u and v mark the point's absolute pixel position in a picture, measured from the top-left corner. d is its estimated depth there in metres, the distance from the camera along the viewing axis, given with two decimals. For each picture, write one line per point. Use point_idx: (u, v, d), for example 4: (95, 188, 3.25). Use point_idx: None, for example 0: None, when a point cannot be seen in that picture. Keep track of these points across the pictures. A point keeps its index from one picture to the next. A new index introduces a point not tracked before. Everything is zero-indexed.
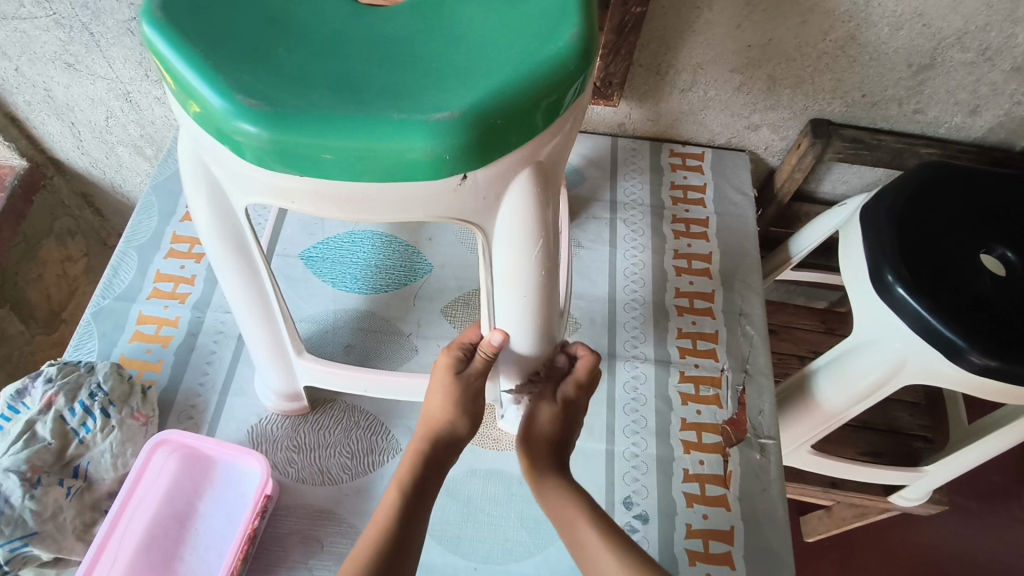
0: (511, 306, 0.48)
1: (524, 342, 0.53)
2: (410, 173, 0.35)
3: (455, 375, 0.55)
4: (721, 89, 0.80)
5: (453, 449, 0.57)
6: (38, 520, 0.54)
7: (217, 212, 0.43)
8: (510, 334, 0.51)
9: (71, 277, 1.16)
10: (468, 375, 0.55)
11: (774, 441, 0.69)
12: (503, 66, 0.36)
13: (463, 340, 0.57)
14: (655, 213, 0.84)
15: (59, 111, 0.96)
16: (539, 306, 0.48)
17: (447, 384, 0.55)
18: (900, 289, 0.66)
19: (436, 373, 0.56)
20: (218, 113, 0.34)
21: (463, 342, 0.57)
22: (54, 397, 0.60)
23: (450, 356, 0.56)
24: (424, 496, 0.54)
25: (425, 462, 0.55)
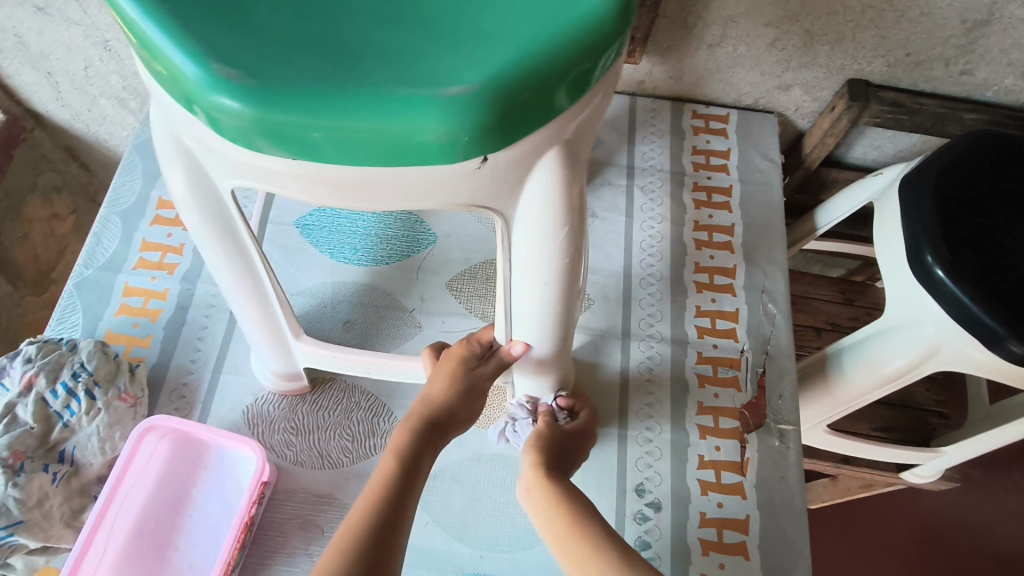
0: (528, 297, 0.43)
1: (546, 354, 0.51)
2: (421, 158, 0.30)
3: (464, 368, 0.52)
4: (752, 44, 0.73)
5: (444, 440, 0.50)
6: (22, 508, 0.51)
7: (197, 192, 0.39)
8: (532, 346, 0.50)
9: (59, 236, 1.10)
10: (478, 372, 0.52)
11: (794, 427, 0.66)
12: (529, 28, 0.30)
13: (480, 338, 0.54)
14: (675, 180, 0.79)
15: (34, 59, 0.90)
16: (560, 305, 0.44)
17: (454, 372, 0.52)
18: (940, 272, 0.61)
19: (442, 363, 0.53)
20: (190, 84, 0.29)
21: (479, 339, 0.54)
22: (34, 378, 0.56)
23: (464, 350, 0.53)
24: (413, 494, 0.45)
25: (412, 451, 0.47)
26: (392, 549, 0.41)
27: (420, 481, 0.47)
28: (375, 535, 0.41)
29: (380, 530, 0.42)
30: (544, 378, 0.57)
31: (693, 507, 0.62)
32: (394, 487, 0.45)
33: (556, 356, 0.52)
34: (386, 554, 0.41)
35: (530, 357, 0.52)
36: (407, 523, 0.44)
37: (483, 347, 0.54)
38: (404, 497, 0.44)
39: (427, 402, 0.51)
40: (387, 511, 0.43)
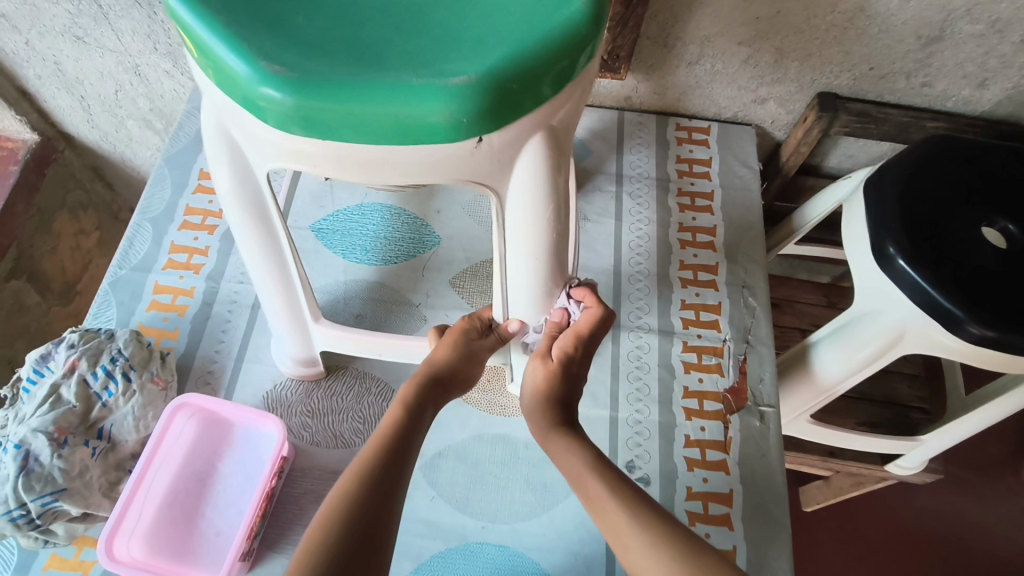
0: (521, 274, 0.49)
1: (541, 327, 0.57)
2: (429, 137, 0.36)
3: (466, 338, 0.58)
4: (728, 62, 0.80)
5: (446, 397, 0.55)
6: (66, 477, 0.57)
7: (239, 178, 0.45)
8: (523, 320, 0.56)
9: (84, 249, 1.18)
10: (476, 345, 0.57)
11: (774, 409, 0.71)
12: (518, 32, 0.37)
13: (483, 315, 0.60)
14: (660, 186, 0.85)
15: (69, 84, 0.98)
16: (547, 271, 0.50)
17: (457, 340, 0.57)
18: (901, 261, 0.66)
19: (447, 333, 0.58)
20: (242, 79, 0.35)
21: (480, 316, 0.59)
22: (77, 362, 0.62)
23: (468, 323, 0.58)
24: (418, 438, 0.50)
25: (417, 402, 0.52)
26: (401, 481, 0.46)
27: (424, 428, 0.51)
28: (385, 465, 0.46)
29: (387, 463, 0.46)
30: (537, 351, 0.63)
31: (680, 482, 0.67)
32: (400, 429, 0.49)
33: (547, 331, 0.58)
34: (393, 484, 0.45)
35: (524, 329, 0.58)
36: (412, 461, 0.48)
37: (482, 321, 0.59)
38: (409, 438, 0.49)
39: (432, 361, 0.56)
40: (394, 448, 0.47)
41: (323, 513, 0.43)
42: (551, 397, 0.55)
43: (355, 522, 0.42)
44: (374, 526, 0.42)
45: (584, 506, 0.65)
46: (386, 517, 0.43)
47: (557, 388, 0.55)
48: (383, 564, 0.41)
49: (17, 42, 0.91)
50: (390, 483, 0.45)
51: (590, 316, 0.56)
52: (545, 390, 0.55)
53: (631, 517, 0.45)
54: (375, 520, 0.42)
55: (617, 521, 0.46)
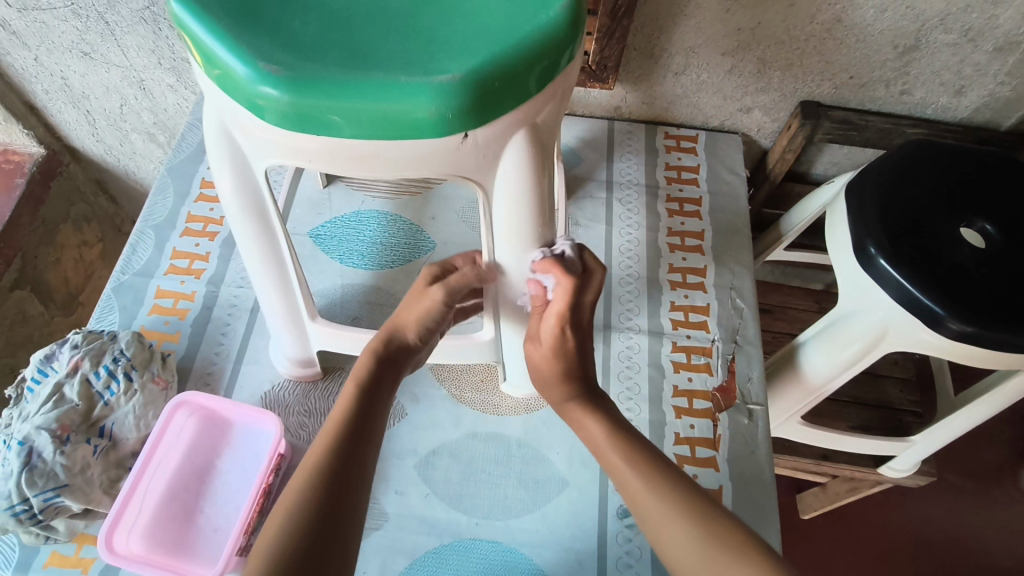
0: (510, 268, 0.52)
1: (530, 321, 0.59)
2: (418, 132, 0.39)
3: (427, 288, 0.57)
4: (713, 72, 0.83)
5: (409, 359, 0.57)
6: (68, 474, 0.58)
7: (240, 179, 0.47)
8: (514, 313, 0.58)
9: (86, 261, 1.20)
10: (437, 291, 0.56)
11: (762, 407, 0.72)
12: (500, 34, 0.39)
13: (449, 262, 0.57)
14: (650, 193, 0.88)
15: (75, 99, 1.01)
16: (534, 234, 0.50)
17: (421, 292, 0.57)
18: (882, 260, 0.68)
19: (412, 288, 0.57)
20: (243, 79, 0.38)
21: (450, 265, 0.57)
22: (80, 362, 0.63)
23: (432, 273, 0.57)
24: (373, 419, 0.51)
25: (369, 382, 0.53)
26: (355, 467, 0.47)
27: (379, 409, 0.52)
28: (338, 453, 0.47)
29: (341, 450, 0.47)
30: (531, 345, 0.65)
31: None
32: (353, 412, 0.50)
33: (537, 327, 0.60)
34: (348, 469, 0.46)
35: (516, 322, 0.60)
36: (368, 444, 0.50)
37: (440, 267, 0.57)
38: (365, 416, 0.51)
39: (387, 329, 0.57)
40: (350, 429, 0.49)
41: (281, 504, 0.44)
42: (555, 375, 0.58)
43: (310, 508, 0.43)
44: (333, 510, 0.44)
45: (576, 503, 0.66)
46: (343, 507, 0.45)
47: (557, 368, 0.58)
48: (346, 548, 0.43)
49: (26, 59, 0.94)
50: (350, 466, 0.47)
51: (562, 295, 0.53)
52: (543, 370, 0.59)
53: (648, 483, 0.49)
54: (333, 510, 0.44)
55: (633, 485, 0.50)
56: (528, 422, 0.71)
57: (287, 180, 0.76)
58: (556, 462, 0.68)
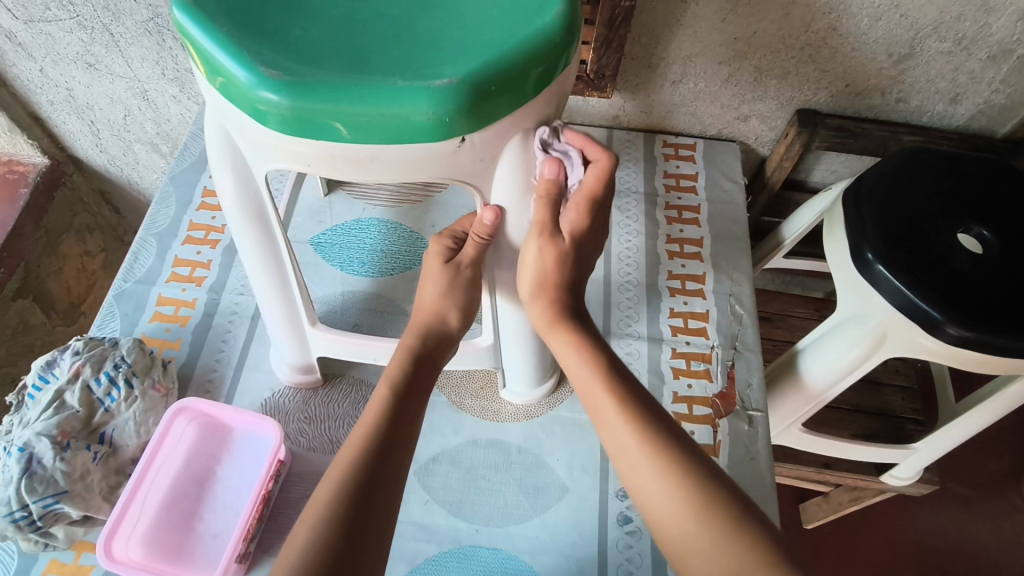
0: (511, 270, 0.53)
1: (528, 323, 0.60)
2: (416, 136, 0.39)
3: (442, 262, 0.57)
4: (710, 81, 0.84)
5: (440, 353, 0.58)
6: (68, 480, 0.58)
7: (240, 185, 0.47)
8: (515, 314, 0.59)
9: (89, 271, 1.21)
10: (456, 261, 0.56)
11: (762, 413, 0.72)
12: (497, 40, 0.40)
13: (456, 230, 0.58)
14: (649, 200, 0.88)
15: (80, 109, 1.02)
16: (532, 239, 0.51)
17: (438, 272, 0.57)
18: (879, 265, 0.69)
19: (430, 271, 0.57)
20: (244, 84, 0.38)
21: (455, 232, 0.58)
22: (81, 368, 0.64)
23: (441, 245, 0.57)
24: (409, 421, 0.51)
25: (405, 383, 0.53)
26: (391, 472, 0.47)
27: (414, 411, 0.52)
28: (374, 453, 0.47)
29: (374, 455, 0.47)
30: (530, 351, 0.65)
31: None
32: (388, 411, 0.50)
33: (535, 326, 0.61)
34: (382, 474, 0.46)
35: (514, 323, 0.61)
36: (404, 447, 0.50)
37: (454, 245, 0.57)
38: (401, 415, 0.51)
39: (420, 325, 0.57)
40: (386, 426, 0.49)
41: (314, 502, 0.45)
42: (557, 284, 0.53)
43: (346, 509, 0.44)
44: (365, 509, 0.44)
45: (576, 509, 0.66)
46: (373, 515, 0.45)
47: (565, 269, 0.52)
48: (376, 546, 0.44)
49: (31, 70, 0.95)
50: (385, 464, 0.47)
51: (598, 174, 0.50)
52: (550, 276, 0.52)
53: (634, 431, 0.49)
54: (361, 519, 0.44)
55: (620, 431, 0.49)
56: (527, 428, 0.71)
57: (289, 186, 0.76)
58: (556, 468, 0.68)
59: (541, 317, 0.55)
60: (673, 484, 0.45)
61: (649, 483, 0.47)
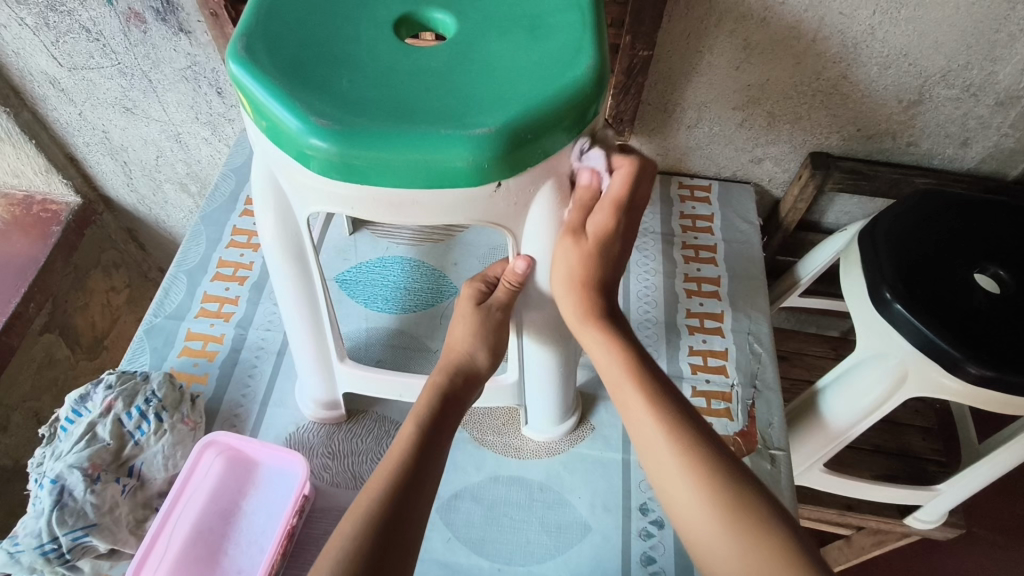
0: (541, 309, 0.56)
1: (553, 357, 0.62)
2: (454, 180, 0.41)
3: (474, 302, 0.59)
4: (724, 125, 0.87)
5: (470, 390, 0.58)
6: (97, 512, 0.59)
7: (282, 224, 0.49)
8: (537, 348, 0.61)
9: (113, 306, 1.24)
10: (488, 303, 0.58)
11: (784, 452, 0.72)
12: (530, 91, 0.42)
13: (488, 275, 0.60)
14: (665, 240, 0.90)
15: (114, 151, 1.06)
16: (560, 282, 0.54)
17: (468, 312, 0.59)
18: (897, 305, 0.70)
19: (460, 308, 0.60)
20: (295, 132, 0.41)
21: (488, 275, 0.60)
22: (113, 402, 0.65)
23: (473, 288, 0.59)
24: (433, 457, 0.51)
25: (431, 420, 0.54)
26: (412, 507, 0.47)
27: (440, 447, 0.52)
28: (397, 490, 0.47)
29: (397, 492, 0.47)
30: (555, 388, 0.66)
31: None
32: (413, 448, 0.51)
33: (561, 357, 0.62)
34: (404, 510, 0.46)
35: (539, 359, 0.62)
36: (429, 478, 0.50)
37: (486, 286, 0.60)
38: (425, 452, 0.51)
39: (450, 363, 0.59)
40: (412, 462, 0.50)
41: (336, 537, 0.45)
42: (587, 284, 0.50)
43: (370, 547, 0.44)
44: (389, 547, 0.44)
45: (599, 548, 0.65)
46: (394, 554, 0.44)
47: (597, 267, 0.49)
48: None
49: (71, 114, 0.99)
50: (410, 499, 0.47)
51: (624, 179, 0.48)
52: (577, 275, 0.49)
53: (663, 427, 0.47)
54: (383, 554, 0.44)
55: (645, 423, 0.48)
56: (549, 466, 0.71)
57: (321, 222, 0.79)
58: (578, 506, 0.68)
59: (574, 311, 0.51)
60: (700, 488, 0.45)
61: (682, 491, 0.46)
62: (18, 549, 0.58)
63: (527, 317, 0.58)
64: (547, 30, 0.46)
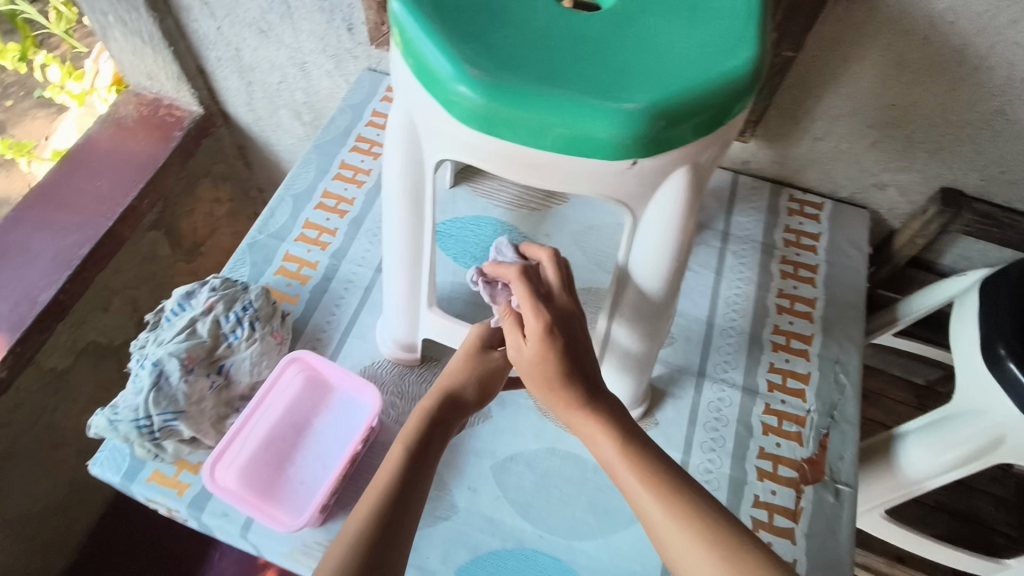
0: (631, 300, 0.55)
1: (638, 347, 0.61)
2: (592, 151, 0.41)
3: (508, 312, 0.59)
4: (854, 143, 0.82)
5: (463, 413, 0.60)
6: (186, 401, 0.64)
7: (406, 167, 0.50)
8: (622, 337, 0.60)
9: (214, 216, 1.33)
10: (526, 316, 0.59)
11: (851, 490, 0.69)
12: (684, 75, 0.41)
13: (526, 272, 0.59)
14: (765, 252, 0.86)
15: (242, 70, 1.11)
16: (668, 279, 0.52)
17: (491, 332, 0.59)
18: (1012, 364, 0.65)
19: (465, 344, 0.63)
20: (445, 77, 0.41)
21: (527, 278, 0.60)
22: (214, 304, 0.70)
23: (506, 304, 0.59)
24: (420, 480, 0.53)
25: (421, 442, 0.55)
26: (403, 524, 0.50)
27: (427, 468, 0.55)
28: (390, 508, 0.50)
29: (388, 513, 0.49)
30: (630, 377, 0.65)
31: None
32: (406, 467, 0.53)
33: (646, 348, 0.61)
34: (395, 527, 0.49)
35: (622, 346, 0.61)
36: (423, 480, 0.54)
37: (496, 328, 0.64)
38: (415, 472, 0.53)
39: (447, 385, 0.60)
40: (404, 481, 0.52)
41: (333, 549, 0.47)
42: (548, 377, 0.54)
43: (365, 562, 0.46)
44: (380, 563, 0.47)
45: (642, 539, 0.66)
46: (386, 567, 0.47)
47: (550, 362, 0.54)
48: None
49: (210, 28, 1.05)
50: (399, 518, 0.50)
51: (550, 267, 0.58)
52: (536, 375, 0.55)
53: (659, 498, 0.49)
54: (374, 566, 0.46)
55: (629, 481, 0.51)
56: None
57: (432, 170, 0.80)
58: None
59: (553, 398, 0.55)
60: (695, 539, 0.47)
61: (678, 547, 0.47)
62: (117, 418, 0.63)
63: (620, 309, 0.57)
64: (708, 14, 0.45)
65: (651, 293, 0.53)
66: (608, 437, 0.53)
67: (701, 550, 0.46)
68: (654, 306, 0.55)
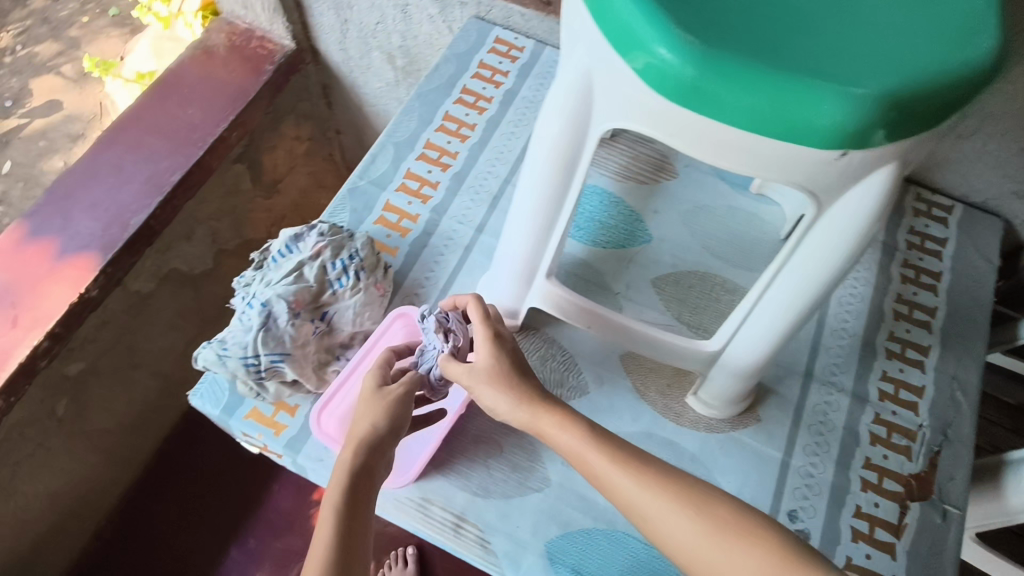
0: (779, 300, 0.51)
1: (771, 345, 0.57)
2: (804, 138, 0.37)
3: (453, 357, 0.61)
4: (1002, 146, 0.76)
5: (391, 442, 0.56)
6: (292, 343, 0.64)
7: (567, 132, 0.47)
8: (755, 334, 0.56)
9: (294, 154, 1.31)
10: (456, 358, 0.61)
11: (960, 512, 0.66)
12: (919, 61, 0.36)
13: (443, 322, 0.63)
14: (884, 252, 0.81)
15: (341, 7, 1.07)
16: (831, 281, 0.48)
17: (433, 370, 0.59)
18: None
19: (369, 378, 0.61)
20: (647, 37, 0.37)
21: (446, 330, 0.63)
22: (322, 249, 0.68)
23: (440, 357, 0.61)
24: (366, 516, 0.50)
25: (354, 479, 0.51)
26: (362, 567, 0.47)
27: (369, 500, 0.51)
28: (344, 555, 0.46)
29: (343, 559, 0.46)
30: (748, 373, 0.61)
31: (841, 549, 0.64)
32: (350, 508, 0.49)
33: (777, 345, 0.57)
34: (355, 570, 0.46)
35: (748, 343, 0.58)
36: (372, 495, 0.52)
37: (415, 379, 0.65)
38: (359, 509, 0.50)
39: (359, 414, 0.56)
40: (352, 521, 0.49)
41: None
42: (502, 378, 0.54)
43: None
44: None
45: None
46: None
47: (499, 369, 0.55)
48: None
49: None
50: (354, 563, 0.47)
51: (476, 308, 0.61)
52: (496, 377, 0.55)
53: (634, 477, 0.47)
54: None
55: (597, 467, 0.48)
56: (705, 441, 0.69)
57: None
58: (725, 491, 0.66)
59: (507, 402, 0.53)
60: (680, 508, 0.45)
61: (663, 519, 0.46)
62: (226, 353, 0.63)
63: (759, 308, 0.54)
64: None
65: (805, 297, 0.50)
66: (564, 424, 0.51)
67: (687, 514, 0.45)
68: (805, 307, 0.51)
